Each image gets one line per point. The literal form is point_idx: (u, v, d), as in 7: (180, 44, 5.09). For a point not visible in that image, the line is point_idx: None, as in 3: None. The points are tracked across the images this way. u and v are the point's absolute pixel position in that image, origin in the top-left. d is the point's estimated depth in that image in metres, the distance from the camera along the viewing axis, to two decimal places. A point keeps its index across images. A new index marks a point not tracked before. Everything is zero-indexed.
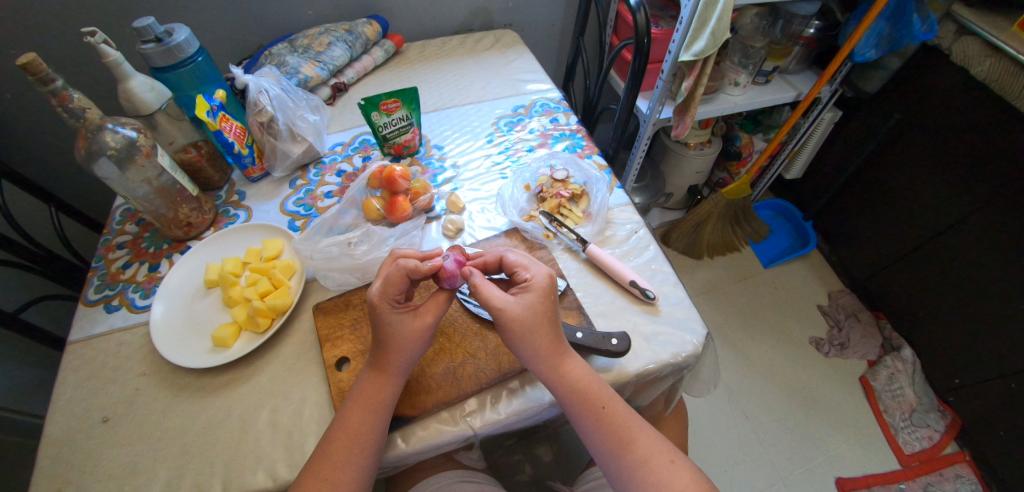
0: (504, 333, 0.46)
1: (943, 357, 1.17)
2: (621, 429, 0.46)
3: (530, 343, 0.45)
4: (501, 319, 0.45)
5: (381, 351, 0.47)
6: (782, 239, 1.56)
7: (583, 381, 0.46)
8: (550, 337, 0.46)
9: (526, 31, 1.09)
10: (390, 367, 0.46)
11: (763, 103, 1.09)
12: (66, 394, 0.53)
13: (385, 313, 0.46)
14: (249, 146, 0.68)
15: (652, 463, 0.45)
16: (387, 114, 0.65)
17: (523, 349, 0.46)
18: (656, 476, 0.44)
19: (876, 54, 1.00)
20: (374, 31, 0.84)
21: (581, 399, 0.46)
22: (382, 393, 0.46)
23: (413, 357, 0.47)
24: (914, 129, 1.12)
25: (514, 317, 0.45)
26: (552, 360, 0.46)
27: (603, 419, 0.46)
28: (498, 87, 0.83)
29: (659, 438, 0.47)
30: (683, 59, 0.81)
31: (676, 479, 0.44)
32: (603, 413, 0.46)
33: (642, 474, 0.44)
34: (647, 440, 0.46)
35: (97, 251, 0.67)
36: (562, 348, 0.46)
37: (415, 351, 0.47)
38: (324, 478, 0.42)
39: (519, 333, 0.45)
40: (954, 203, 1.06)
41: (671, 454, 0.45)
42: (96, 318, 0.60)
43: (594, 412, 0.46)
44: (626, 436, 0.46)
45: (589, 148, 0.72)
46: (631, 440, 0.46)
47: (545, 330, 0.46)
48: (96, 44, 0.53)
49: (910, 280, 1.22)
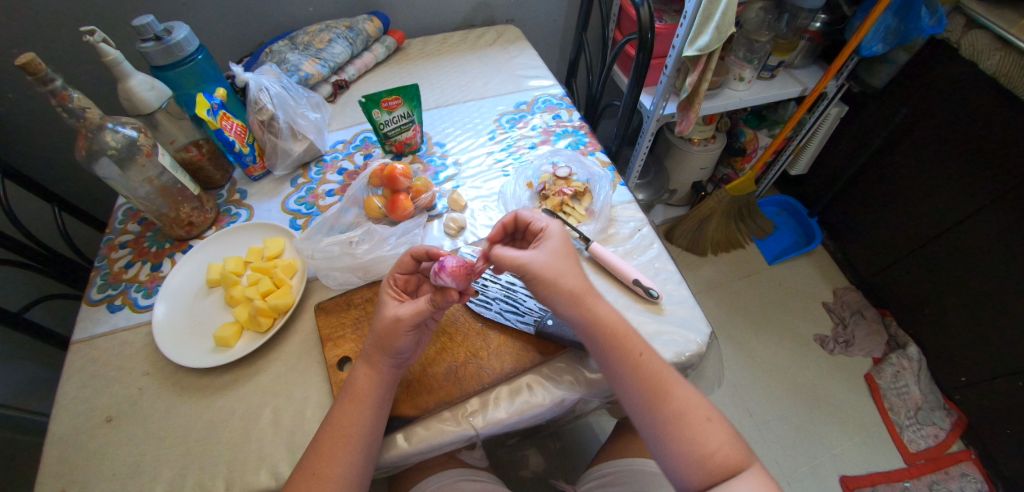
0: (534, 282, 0.47)
1: (949, 354, 1.16)
2: (659, 379, 0.45)
3: (565, 291, 0.46)
4: (530, 268, 0.46)
5: (375, 345, 0.47)
6: (787, 236, 1.55)
7: (619, 324, 0.47)
8: (579, 282, 0.47)
9: (528, 27, 1.08)
10: (380, 361, 0.46)
11: (768, 98, 1.08)
12: (70, 394, 0.53)
13: (385, 298, 0.49)
14: (250, 144, 0.67)
15: (688, 417, 0.44)
16: (388, 111, 0.64)
17: (555, 298, 0.47)
18: (692, 428, 0.44)
19: (883, 49, 1.00)
20: (374, 27, 0.83)
21: (618, 344, 0.46)
22: (376, 388, 0.46)
23: (405, 347, 0.46)
24: (921, 124, 1.10)
25: (540, 267, 0.47)
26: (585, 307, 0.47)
27: (640, 366, 0.45)
28: (500, 83, 0.82)
29: (694, 391, 0.46)
30: (687, 54, 0.81)
31: (712, 436, 0.43)
32: (640, 360, 0.45)
33: (676, 427, 0.44)
34: (683, 392, 0.45)
35: (100, 250, 0.67)
36: (594, 293, 0.48)
37: (399, 348, 0.46)
38: (321, 476, 0.42)
39: (548, 280, 0.47)
40: (961, 199, 1.05)
41: (707, 412, 0.45)
42: (99, 317, 0.60)
43: (632, 358, 0.46)
44: (662, 387, 0.45)
45: (592, 144, 0.71)
46: (667, 391, 0.45)
47: (573, 275, 0.47)
48: (96, 43, 0.53)
49: (917, 277, 1.21)
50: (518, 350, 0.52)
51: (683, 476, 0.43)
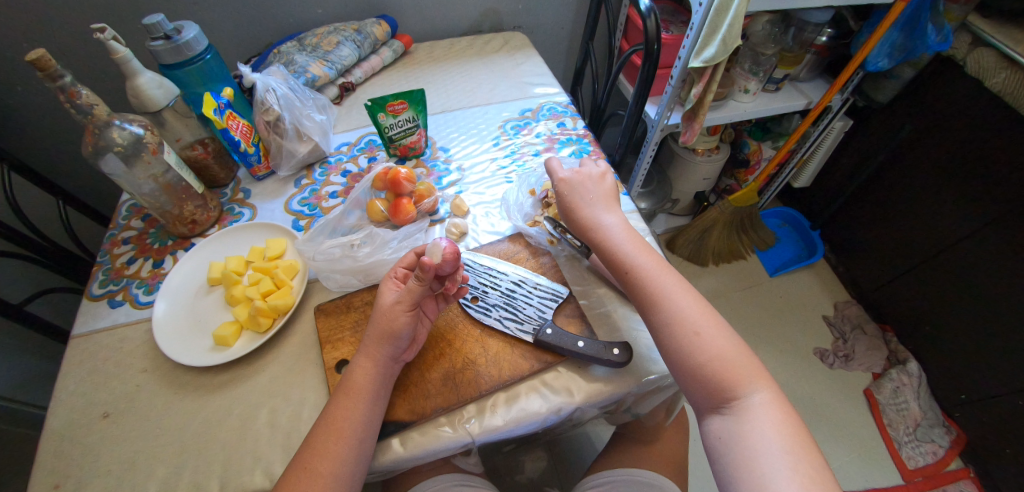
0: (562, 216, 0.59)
1: (949, 371, 1.16)
2: (646, 295, 0.48)
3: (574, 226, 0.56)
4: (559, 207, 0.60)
5: (373, 338, 0.47)
6: (789, 248, 1.55)
7: (612, 246, 0.52)
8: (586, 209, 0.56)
9: (535, 33, 1.08)
10: (375, 355, 0.46)
11: (772, 110, 1.08)
12: (68, 388, 0.53)
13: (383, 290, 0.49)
14: (255, 144, 0.68)
15: (672, 330, 0.46)
16: (393, 115, 0.64)
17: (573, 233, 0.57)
18: (675, 342, 0.45)
19: (889, 64, 1.00)
20: (382, 31, 0.84)
21: (613, 259, 0.52)
22: (370, 379, 0.46)
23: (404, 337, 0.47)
24: (926, 140, 1.10)
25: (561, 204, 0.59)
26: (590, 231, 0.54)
27: (630, 279, 0.50)
28: (506, 89, 0.83)
29: (690, 306, 0.47)
30: (692, 65, 0.81)
31: (697, 352, 0.44)
32: (630, 274, 0.50)
33: (666, 335, 0.46)
34: (674, 305, 0.47)
35: (102, 245, 0.67)
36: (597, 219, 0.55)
37: (400, 336, 0.47)
38: (311, 471, 0.41)
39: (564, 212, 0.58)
40: (964, 217, 1.05)
41: (696, 326, 0.45)
42: (99, 313, 0.60)
43: (624, 271, 0.50)
44: (652, 299, 0.48)
45: (596, 153, 0.71)
46: (658, 303, 0.47)
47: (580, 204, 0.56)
48: (106, 40, 0.53)
49: (919, 293, 1.20)
50: (517, 358, 0.52)
51: (678, 378, 0.46)
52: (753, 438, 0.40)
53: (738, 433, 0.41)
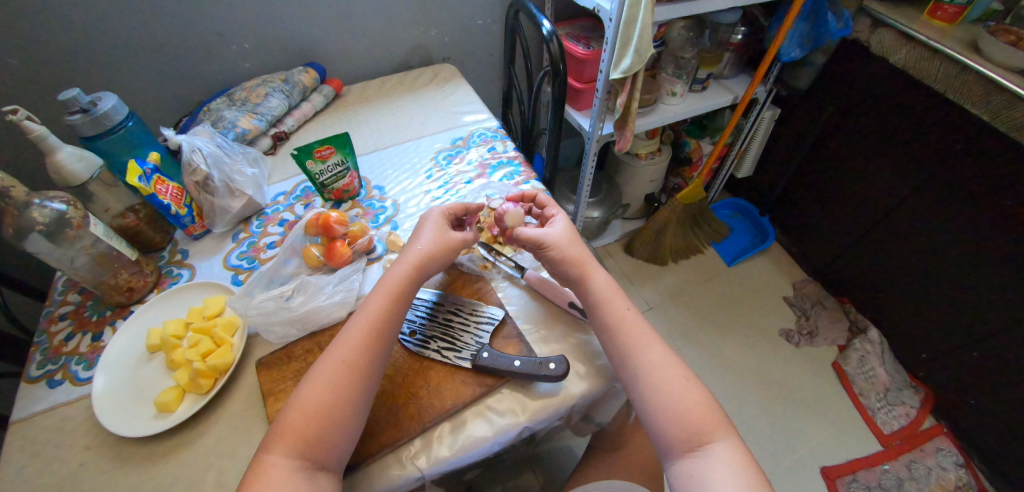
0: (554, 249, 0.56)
1: (906, 333, 1.22)
2: (639, 336, 0.51)
3: (572, 258, 0.56)
4: (547, 239, 0.57)
5: (416, 259, 0.56)
6: (744, 236, 1.60)
7: (611, 286, 0.55)
8: (581, 249, 0.58)
9: (467, 62, 1.12)
10: (421, 268, 0.55)
11: (702, 109, 1.13)
12: (7, 477, 0.51)
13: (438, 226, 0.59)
14: (188, 205, 0.68)
15: (663, 369, 0.49)
16: (322, 161, 0.66)
17: (566, 264, 0.56)
18: (665, 380, 0.48)
19: (801, 53, 1.07)
20: (310, 78, 0.86)
21: (607, 300, 0.54)
22: (410, 291, 0.54)
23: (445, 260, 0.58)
24: (848, 119, 1.18)
25: (556, 238, 0.57)
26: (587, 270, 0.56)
27: (625, 321, 0.52)
28: (437, 121, 0.85)
29: (675, 356, 0.51)
30: (613, 77, 0.85)
31: (683, 391, 0.48)
32: (628, 316, 0.53)
33: (652, 378, 0.48)
34: (664, 350, 0.51)
35: (38, 325, 0.66)
36: (591, 259, 0.57)
37: (451, 259, 0.58)
38: (349, 365, 0.47)
39: (565, 248, 0.57)
40: (894, 187, 1.12)
41: (684, 373, 0.50)
42: (38, 395, 0.58)
43: (620, 312, 0.53)
44: (642, 343, 0.50)
45: (526, 174, 0.74)
46: (648, 348, 0.50)
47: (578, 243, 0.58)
48: (20, 120, 0.54)
49: (867, 263, 1.27)
50: (459, 385, 0.53)
51: (656, 422, 0.47)
52: (723, 477, 0.43)
53: (709, 473, 0.43)
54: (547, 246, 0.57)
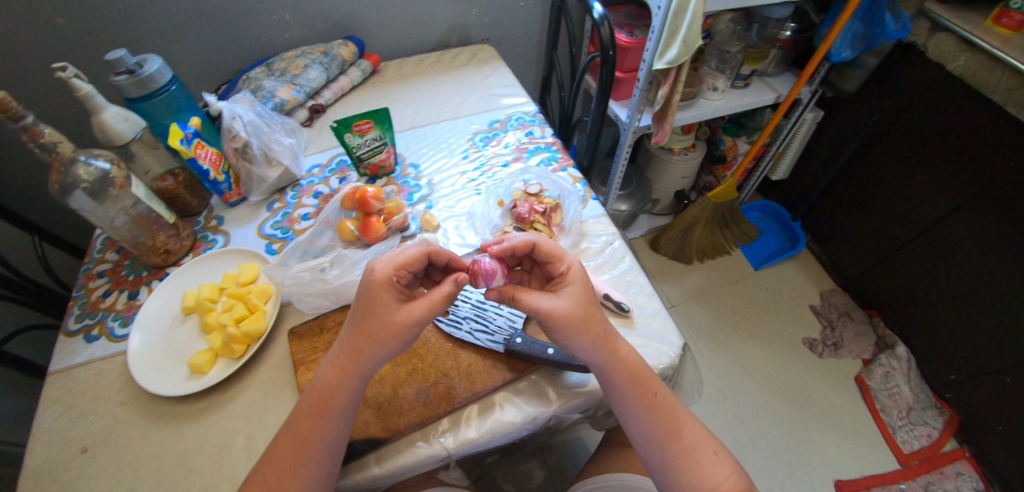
0: (555, 327, 0.46)
1: (937, 352, 1.17)
2: (669, 415, 0.47)
3: (584, 331, 0.45)
4: (552, 315, 0.45)
5: (351, 348, 0.45)
6: (772, 240, 1.56)
7: (638, 365, 0.47)
8: (601, 324, 0.47)
9: (505, 44, 1.10)
10: (352, 365, 0.45)
11: (743, 106, 1.10)
12: (46, 425, 0.53)
13: (378, 297, 0.46)
14: (226, 172, 0.68)
15: (697, 452, 0.46)
16: (360, 135, 0.65)
17: (575, 340, 0.45)
18: (700, 463, 0.45)
19: (852, 54, 1.02)
20: (349, 52, 0.85)
21: (633, 385, 0.46)
22: (343, 394, 0.44)
23: (388, 351, 0.45)
24: (895, 126, 1.13)
25: (562, 314, 0.45)
26: (601, 342, 0.46)
27: (654, 403, 0.47)
28: (474, 102, 0.84)
29: (704, 429, 0.48)
30: (657, 67, 0.82)
31: (719, 470, 0.45)
32: (656, 397, 0.47)
33: (689, 462, 0.45)
34: (696, 429, 0.48)
35: (77, 280, 0.67)
36: (612, 333, 0.47)
37: (401, 346, 0.46)
38: (290, 470, 0.42)
39: (573, 327, 0.45)
40: (938, 200, 1.07)
41: (714, 447, 0.47)
42: (76, 348, 0.60)
43: (648, 396, 0.47)
44: (673, 423, 0.47)
45: (564, 160, 0.72)
46: (679, 428, 0.47)
47: (594, 317, 0.47)
48: (68, 78, 0.55)
49: (901, 276, 1.22)
50: (489, 368, 0.52)
51: None
52: None
53: None
54: (549, 320, 0.46)
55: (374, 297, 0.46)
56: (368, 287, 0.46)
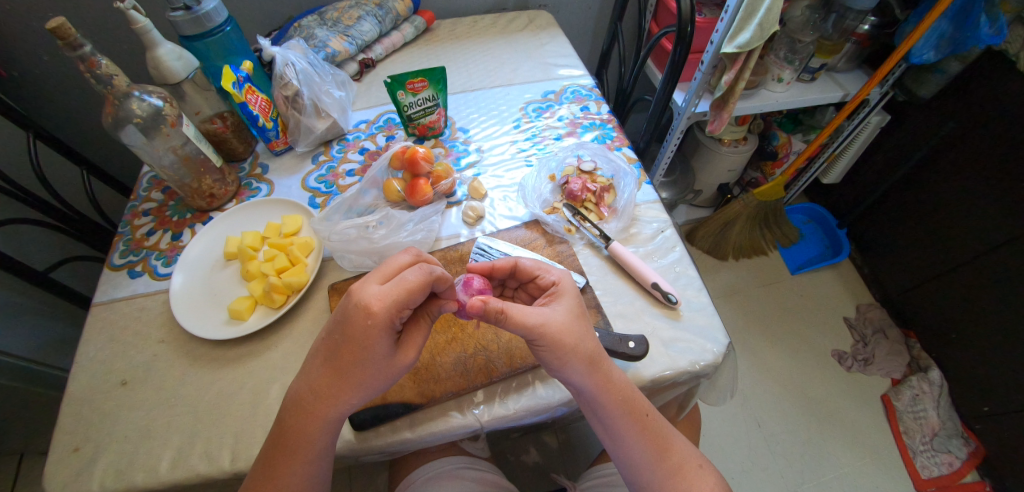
0: (550, 345, 0.42)
1: (973, 382, 1.11)
2: (661, 435, 0.46)
3: (581, 356, 0.42)
4: (547, 331, 0.42)
5: (331, 389, 0.41)
6: (813, 246, 1.50)
7: (630, 390, 0.45)
8: (592, 344, 0.43)
9: (562, 13, 1.05)
10: (327, 411, 0.41)
11: (806, 102, 1.03)
12: (90, 354, 0.54)
13: (377, 338, 0.40)
14: (274, 119, 0.67)
15: (685, 470, 0.46)
16: (413, 93, 0.63)
17: (568, 365, 0.42)
18: (688, 481, 0.45)
19: (934, 57, 0.94)
20: (404, 6, 0.82)
21: (627, 412, 0.44)
22: (322, 437, 0.41)
23: (376, 388, 0.42)
24: (968, 138, 1.04)
25: (556, 329, 0.42)
26: (593, 372, 0.42)
27: (647, 427, 0.45)
28: (529, 70, 0.80)
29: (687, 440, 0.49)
30: (725, 51, 0.77)
31: (705, 486, 0.45)
32: (648, 421, 0.45)
33: (678, 482, 0.45)
34: (680, 442, 0.48)
35: (124, 216, 0.68)
36: (602, 356, 0.44)
37: (386, 385, 0.43)
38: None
39: (568, 345, 0.42)
40: (1002, 223, 1.00)
41: (699, 460, 0.48)
42: (119, 282, 0.61)
43: (641, 419, 0.45)
44: (662, 444, 0.46)
45: (620, 139, 0.69)
46: (669, 447, 0.46)
47: (582, 339, 0.43)
48: (126, 9, 0.53)
49: (948, 299, 1.15)
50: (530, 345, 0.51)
51: None
52: None
53: None
54: (541, 340, 0.42)
55: (369, 339, 0.40)
56: (364, 327, 0.40)
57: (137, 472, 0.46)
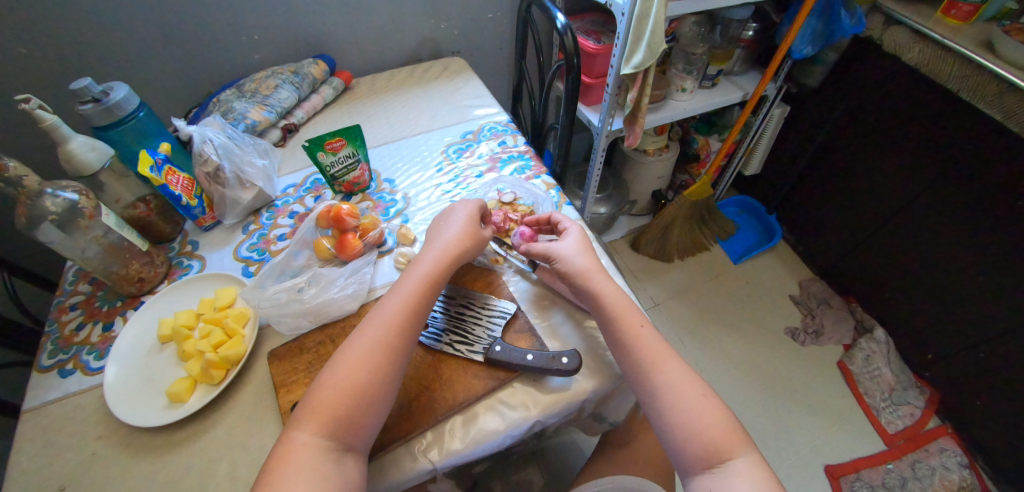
0: (560, 257, 0.56)
1: (912, 333, 1.21)
2: (655, 353, 0.49)
3: (577, 268, 0.55)
4: (554, 250, 0.57)
5: (365, 363, 0.46)
6: (750, 235, 1.60)
7: (624, 303, 0.52)
8: (586, 263, 0.55)
9: (476, 55, 1.12)
10: (377, 333, 0.48)
11: (712, 105, 1.13)
12: (21, 464, 0.52)
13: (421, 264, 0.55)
14: (198, 196, 0.68)
15: (682, 387, 0.47)
16: (333, 153, 0.66)
17: (571, 274, 0.55)
18: (686, 398, 0.47)
19: (812, 50, 1.06)
20: (320, 70, 0.86)
21: (621, 318, 0.51)
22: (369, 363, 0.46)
23: (407, 344, 0.48)
24: (858, 117, 1.17)
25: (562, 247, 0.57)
26: (598, 284, 0.53)
27: (642, 337, 0.50)
28: (447, 114, 0.85)
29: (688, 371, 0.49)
30: (625, 72, 0.84)
31: (705, 408, 0.46)
32: (642, 331, 0.50)
33: (673, 392, 0.47)
34: (677, 367, 0.49)
35: (49, 314, 0.66)
36: (593, 273, 0.54)
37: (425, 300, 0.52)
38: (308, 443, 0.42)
39: (569, 259, 0.55)
40: (903, 186, 1.11)
41: (702, 389, 0.48)
42: (49, 384, 0.59)
43: (633, 330, 0.50)
44: (659, 359, 0.49)
45: (537, 168, 0.74)
46: (664, 363, 0.49)
47: (574, 257, 0.56)
48: (32, 109, 0.53)
49: (874, 261, 1.26)
50: (470, 379, 0.52)
51: (668, 438, 0.46)
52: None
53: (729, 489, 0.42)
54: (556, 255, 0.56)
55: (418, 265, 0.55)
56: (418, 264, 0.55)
57: None
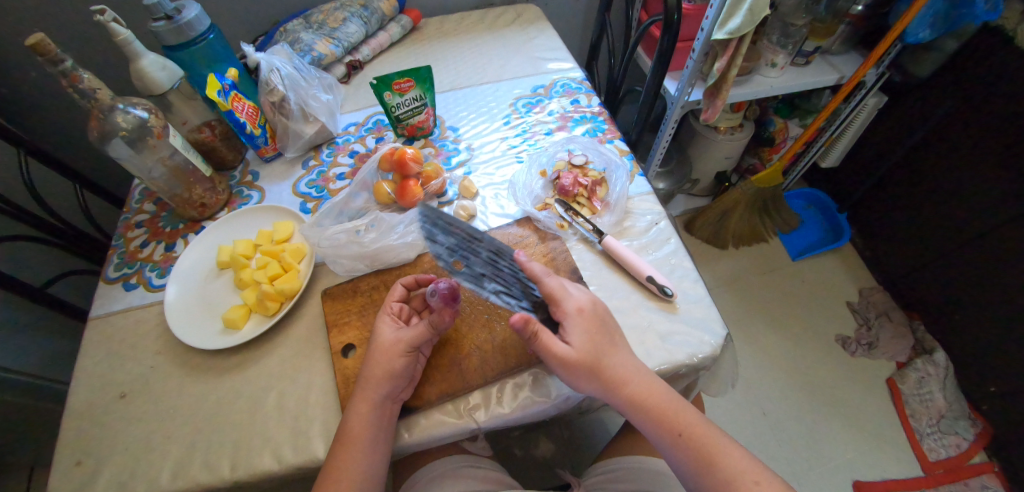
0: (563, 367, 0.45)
1: (978, 362, 1.10)
2: (699, 446, 0.45)
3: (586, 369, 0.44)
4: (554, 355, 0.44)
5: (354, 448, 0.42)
6: (813, 232, 1.48)
7: (653, 397, 0.45)
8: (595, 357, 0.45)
9: (549, 5, 1.04)
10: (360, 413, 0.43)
11: (801, 86, 1.02)
12: (87, 368, 0.54)
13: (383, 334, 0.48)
14: (262, 126, 0.67)
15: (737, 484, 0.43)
16: (399, 94, 0.62)
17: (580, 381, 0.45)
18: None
19: (930, 35, 0.91)
20: (389, 6, 0.81)
21: (657, 422, 0.45)
22: (357, 456, 0.42)
23: (364, 473, 0.42)
24: (966, 116, 1.03)
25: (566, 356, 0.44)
26: (610, 368, 0.44)
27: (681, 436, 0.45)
28: (518, 65, 0.79)
29: (739, 454, 0.45)
30: (716, 37, 0.75)
31: None
32: (680, 438, 0.45)
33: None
34: (727, 461, 0.44)
35: (117, 229, 0.67)
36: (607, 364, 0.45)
37: (399, 378, 0.45)
38: None
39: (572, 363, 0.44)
40: (1002, 202, 0.99)
41: (755, 475, 0.43)
42: (115, 295, 0.60)
43: (672, 437, 0.45)
44: (705, 451, 0.45)
45: (611, 132, 0.68)
46: (712, 458, 0.44)
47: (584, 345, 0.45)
48: (107, 22, 0.52)
49: (950, 280, 1.14)
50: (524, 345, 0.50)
51: None
52: None
53: None
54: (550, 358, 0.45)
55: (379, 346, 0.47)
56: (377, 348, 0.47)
57: (137, 483, 0.46)
